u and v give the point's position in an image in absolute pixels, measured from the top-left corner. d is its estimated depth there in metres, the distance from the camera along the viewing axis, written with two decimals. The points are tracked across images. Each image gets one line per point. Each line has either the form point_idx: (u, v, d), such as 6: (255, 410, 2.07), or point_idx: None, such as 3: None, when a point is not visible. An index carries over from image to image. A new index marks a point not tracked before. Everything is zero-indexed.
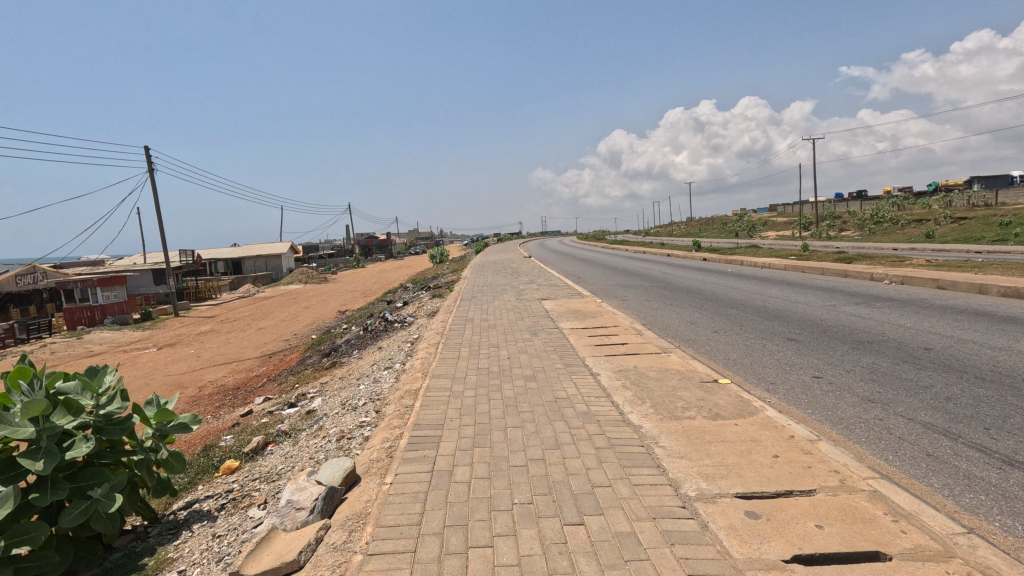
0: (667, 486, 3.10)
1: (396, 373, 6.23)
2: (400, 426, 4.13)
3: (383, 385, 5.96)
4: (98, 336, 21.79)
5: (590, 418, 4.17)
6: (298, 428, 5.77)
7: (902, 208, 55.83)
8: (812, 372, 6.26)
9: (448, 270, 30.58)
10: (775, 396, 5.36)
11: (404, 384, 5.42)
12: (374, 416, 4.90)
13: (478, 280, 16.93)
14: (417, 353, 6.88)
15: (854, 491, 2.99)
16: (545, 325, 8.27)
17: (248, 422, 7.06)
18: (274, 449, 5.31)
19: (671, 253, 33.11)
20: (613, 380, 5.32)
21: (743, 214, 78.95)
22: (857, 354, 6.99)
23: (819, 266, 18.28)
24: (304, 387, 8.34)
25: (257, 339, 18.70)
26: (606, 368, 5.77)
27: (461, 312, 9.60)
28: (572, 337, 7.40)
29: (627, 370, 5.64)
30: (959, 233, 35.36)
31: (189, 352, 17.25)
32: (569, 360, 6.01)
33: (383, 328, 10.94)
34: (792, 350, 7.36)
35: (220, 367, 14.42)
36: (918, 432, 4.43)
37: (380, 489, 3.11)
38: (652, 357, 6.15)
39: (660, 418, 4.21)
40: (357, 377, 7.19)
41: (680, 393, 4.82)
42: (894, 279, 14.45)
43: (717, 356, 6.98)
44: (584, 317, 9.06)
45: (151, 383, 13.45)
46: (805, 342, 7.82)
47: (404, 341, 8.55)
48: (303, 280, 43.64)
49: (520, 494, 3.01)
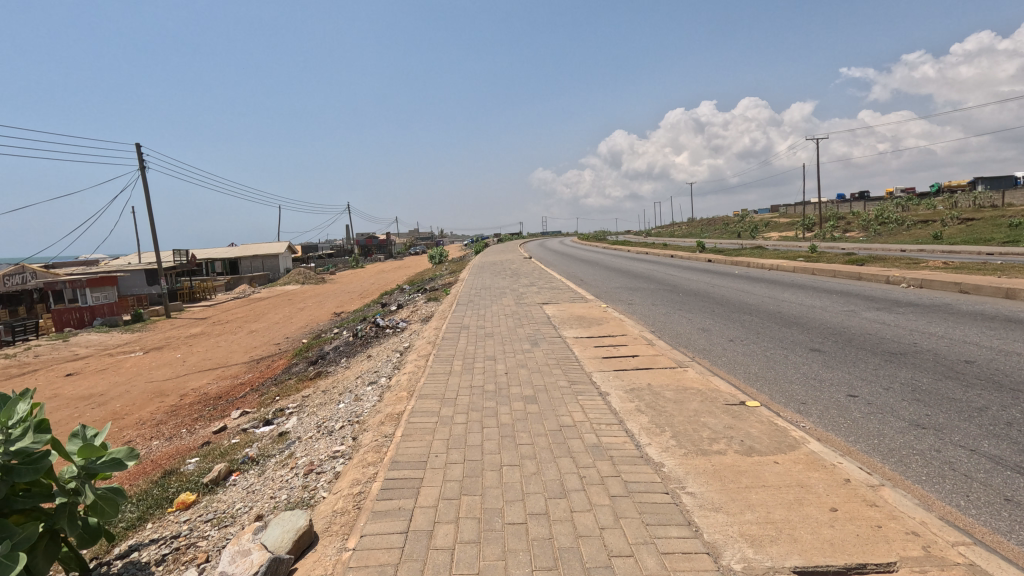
0: (704, 556, 2.43)
1: (380, 391, 5.54)
2: (374, 464, 3.46)
3: (364, 404, 5.30)
4: (85, 338, 21.12)
5: (602, 454, 3.50)
6: (267, 453, 5.09)
7: (906, 208, 55.08)
8: (846, 389, 5.58)
9: (446, 271, 29.89)
10: (810, 420, 4.70)
11: (386, 406, 4.75)
12: (348, 446, 4.21)
13: (476, 282, 16.26)
14: (405, 366, 6.21)
15: (946, 566, 2.33)
16: (546, 334, 7.60)
17: (218, 443, 6.36)
18: (237, 480, 4.63)
19: (675, 253, 32.42)
20: (625, 402, 4.65)
21: (746, 215, 78.24)
22: (892, 368, 6.31)
23: (829, 269, 17.58)
24: (285, 400, 7.63)
25: (248, 342, 18.02)
26: (616, 386, 5.10)
27: (456, 319, 8.92)
28: (576, 348, 6.73)
29: (639, 390, 4.96)
30: (968, 235, 34.54)
31: (176, 357, 16.57)
32: (574, 377, 5.34)
33: (374, 334, 10.27)
34: (819, 362, 6.69)
35: (204, 374, 13.72)
36: (985, 468, 3.76)
37: (339, 558, 2.44)
38: (667, 373, 5.47)
39: (684, 453, 3.55)
40: (340, 393, 6.50)
41: (704, 420, 4.15)
42: (912, 283, 13.75)
43: (736, 370, 6.32)
44: (590, 325, 8.37)
45: (131, 390, 12.76)
46: (831, 353, 7.14)
47: (394, 351, 7.86)
48: (300, 280, 42.94)
49: (518, 569, 2.34)
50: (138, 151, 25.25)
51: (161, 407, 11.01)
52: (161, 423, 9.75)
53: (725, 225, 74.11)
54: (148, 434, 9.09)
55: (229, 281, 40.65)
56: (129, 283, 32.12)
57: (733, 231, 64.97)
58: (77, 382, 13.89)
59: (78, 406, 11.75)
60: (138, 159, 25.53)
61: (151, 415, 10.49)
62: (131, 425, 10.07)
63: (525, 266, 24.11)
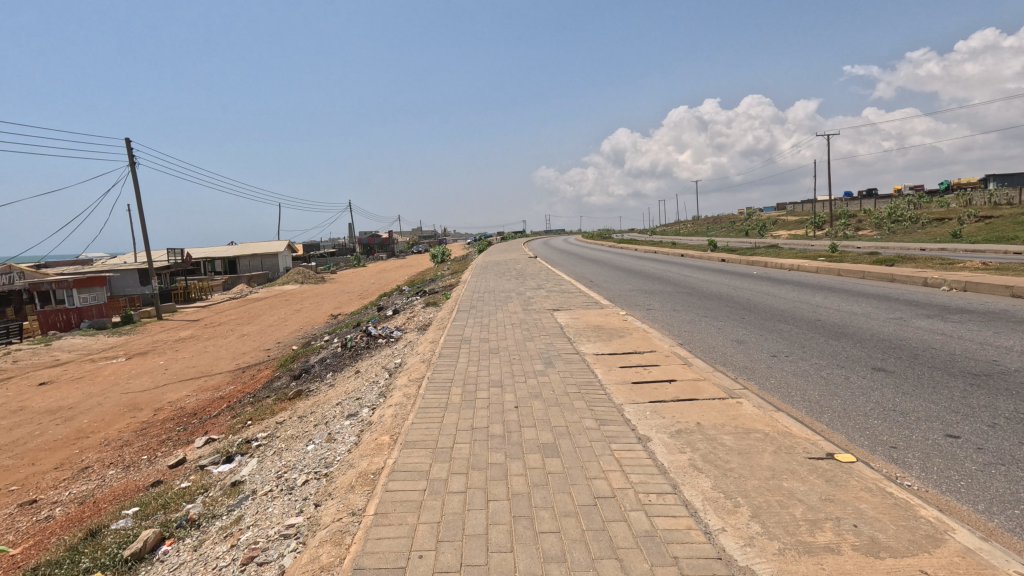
0: None
1: (358, 429, 4.43)
2: (330, 571, 2.37)
3: (338, 447, 4.21)
4: (67, 342, 20.07)
5: (662, 555, 2.40)
6: (210, 512, 3.97)
7: (918, 207, 53.69)
8: (941, 428, 4.46)
9: (449, 270, 28.88)
10: (915, 477, 3.60)
11: (361, 458, 3.64)
12: (304, 521, 3.11)
13: (480, 284, 15.14)
14: (393, 393, 5.12)
15: None
16: (561, 350, 6.47)
17: (167, 486, 5.26)
18: (165, 556, 3.53)
19: (685, 252, 31.28)
20: (673, 453, 3.57)
21: (752, 214, 76.98)
22: (986, 394, 5.17)
23: (857, 269, 16.41)
24: (255, 428, 6.52)
25: (236, 348, 16.94)
26: (657, 428, 4.02)
27: (457, 330, 7.80)
28: (599, 369, 5.63)
29: (688, 434, 3.87)
30: (988, 233, 33.20)
31: (158, 364, 15.50)
32: (601, 414, 4.24)
33: (364, 345, 9.17)
34: (891, 387, 5.58)
35: (185, 384, 12.64)
36: None
37: None
38: (718, 407, 4.38)
39: (782, 553, 2.44)
40: (315, 426, 5.38)
41: (791, 487, 3.05)
42: (955, 285, 12.59)
43: (795, 399, 5.22)
44: (610, 337, 7.26)
45: (103, 403, 11.69)
46: (900, 374, 5.99)
47: (383, 369, 6.73)
48: (299, 280, 41.85)
49: None
50: (128, 145, 24.26)
51: (131, 424, 9.94)
52: (126, 444, 8.67)
53: (732, 223, 72.93)
54: (107, 461, 8.00)
55: (226, 280, 39.59)
56: (121, 283, 31.09)
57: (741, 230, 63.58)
58: (48, 393, 12.84)
59: (42, 422, 10.67)
60: (127, 154, 24.52)
61: (118, 434, 9.41)
62: (93, 446, 8.99)
63: (529, 266, 23.03)
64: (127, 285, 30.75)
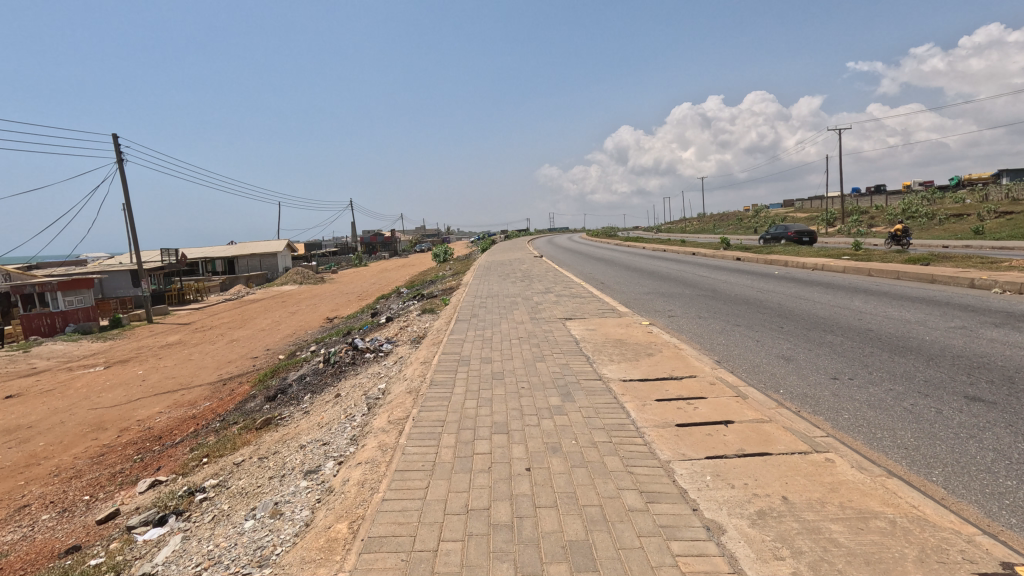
0: None
1: (313, 502, 3.24)
2: None
3: (282, 531, 3.01)
4: (48, 347, 18.97)
5: None
6: None
7: (932, 203, 52.14)
8: None
9: (449, 271, 27.62)
10: None
11: (301, 568, 2.44)
12: None
13: (481, 287, 13.96)
14: (366, 442, 3.91)
15: None
16: (579, 375, 5.26)
17: (76, 560, 4.08)
18: None
19: (696, 250, 30.01)
20: (768, 563, 2.36)
21: (759, 211, 75.36)
22: None
23: (890, 269, 15.13)
24: (209, 470, 5.34)
25: (222, 356, 15.80)
26: (731, 509, 2.83)
27: (454, 347, 6.60)
28: (630, 403, 4.44)
29: (779, 522, 2.69)
30: (1010, 229, 31.70)
31: (137, 374, 14.37)
32: (646, 482, 3.06)
33: (350, 360, 8.00)
34: (1003, 426, 4.35)
35: (159, 399, 11.51)
36: None
37: None
38: (805, 472, 3.20)
39: None
40: (269, 480, 4.19)
41: None
42: (1010, 287, 11.29)
43: (891, 449, 3.99)
44: (636, 356, 6.05)
45: (67, 421, 10.55)
46: (1004, 407, 4.77)
47: (365, 396, 5.54)
48: (297, 280, 40.74)
49: None
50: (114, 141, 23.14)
51: (89, 449, 8.80)
52: (76, 477, 7.52)
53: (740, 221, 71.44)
54: (48, 499, 6.85)
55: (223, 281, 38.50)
56: (113, 284, 30.06)
57: (750, 227, 62.00)
58: (11, 409, 11.72)
59: None
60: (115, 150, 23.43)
61: (71, 462, 8.28)
62: (41, 477, 7.85)
63: (536, 266, 21.84)
64: (119, 286, 29.68)
